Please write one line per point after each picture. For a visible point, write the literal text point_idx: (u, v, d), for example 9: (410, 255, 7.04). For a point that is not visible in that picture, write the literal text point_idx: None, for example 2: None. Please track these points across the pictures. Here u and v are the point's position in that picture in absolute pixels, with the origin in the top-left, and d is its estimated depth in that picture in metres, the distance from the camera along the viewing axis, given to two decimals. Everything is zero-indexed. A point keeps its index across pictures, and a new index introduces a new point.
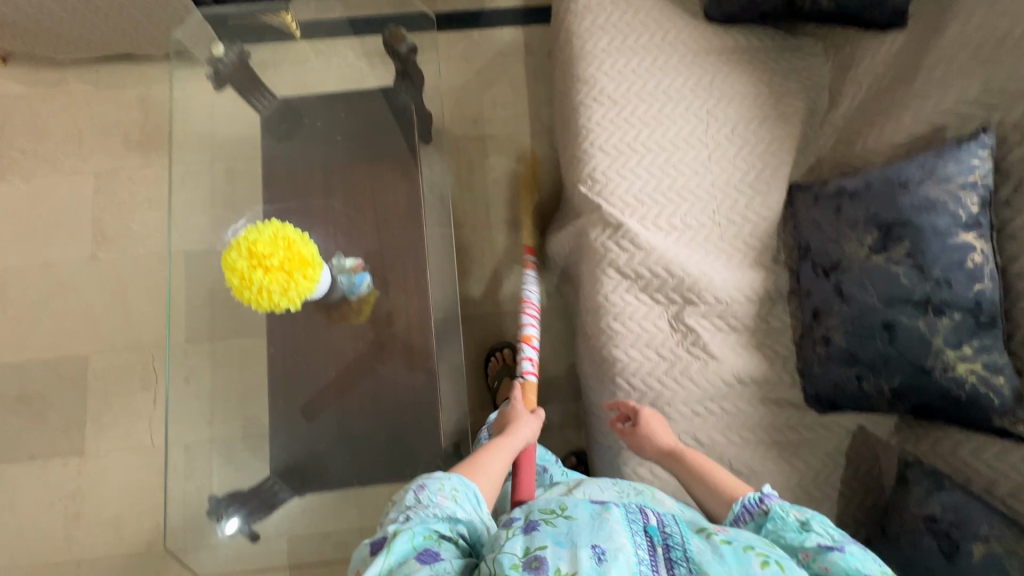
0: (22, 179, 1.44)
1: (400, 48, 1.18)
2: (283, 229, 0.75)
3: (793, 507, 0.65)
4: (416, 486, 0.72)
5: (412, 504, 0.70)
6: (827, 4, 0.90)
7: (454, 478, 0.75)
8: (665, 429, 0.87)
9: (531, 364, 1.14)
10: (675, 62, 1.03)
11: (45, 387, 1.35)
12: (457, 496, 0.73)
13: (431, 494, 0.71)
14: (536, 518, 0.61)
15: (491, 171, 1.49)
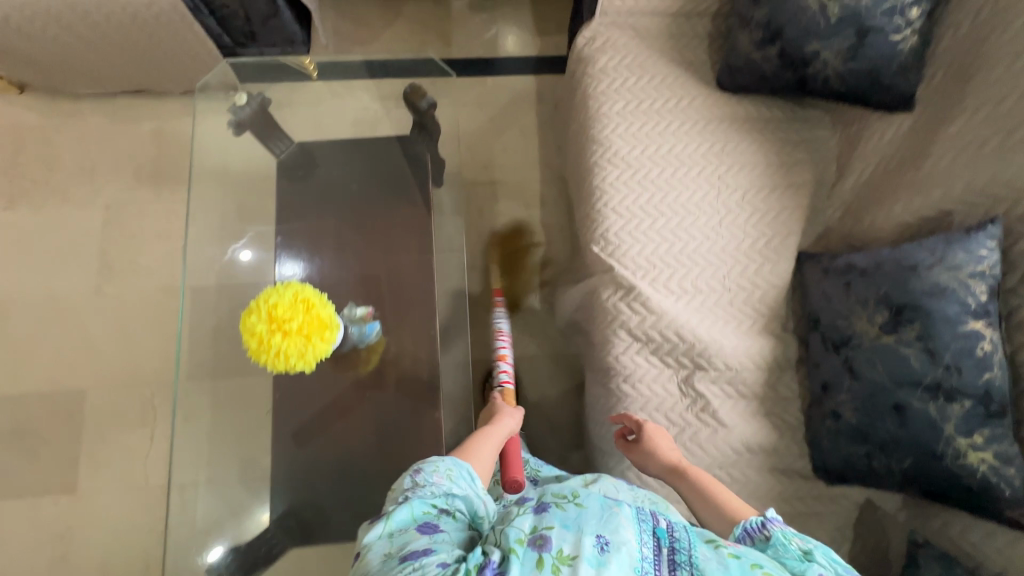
0: (32, 209, 1.44)
1: (421, 104, 1.22)
2: (302, 290, 0.76)
3: (797, 535, 0.62)
4: (412, 469, 0.74)
5: (412, 484, 0.72)
6: (837, 85, 0.91)
7: (448, 458, 0.76)
8: (670, 446, 0.86)
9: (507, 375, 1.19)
10: (688, 129, 1.06)
11: (40, 422, 1.33)
12: (453, 474, 0.74)
13: (428, 475, 0.73)
14: (549, 503, 0.66)
15: (501, 216, 1.51)
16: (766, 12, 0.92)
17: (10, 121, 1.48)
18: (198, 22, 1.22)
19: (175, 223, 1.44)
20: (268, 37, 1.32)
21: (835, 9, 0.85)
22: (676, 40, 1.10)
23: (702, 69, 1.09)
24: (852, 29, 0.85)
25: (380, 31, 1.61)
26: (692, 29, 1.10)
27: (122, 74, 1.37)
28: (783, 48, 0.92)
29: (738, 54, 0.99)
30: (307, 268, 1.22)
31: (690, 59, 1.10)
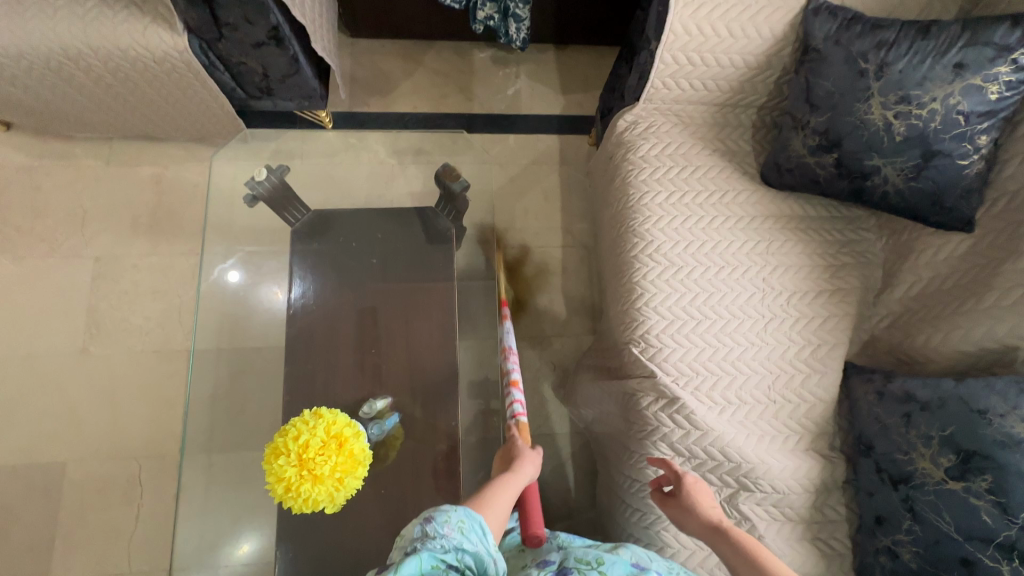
0: (14, 259, 1.33)
1: (454, 186, 1.20)
2: (334, 423, 0.70)
3: None
4: (422, 519, 0.70)
5: (420, 535, 0.68)
6: (895, 200, 0.88)
7: (460, 510, 0.72)
8: (711, 504, 0.82)
9: (521, 405, 1.10)
10: (732, 225, 1.01)
11: (11, 498, 1.21)
12: (463, 527, 0.70)
13: (438, 525, 0.68)
14: (571, 565, 0.77)
15: (519, 282, 1.44)
16: (825, 119, 0.88)
17: None
18: (211, 78, 1.13)
19: (172, 280, 1.35)
20: (284, 92, 1.23)
21: (902, 127, 0.82)
22: (719, 130, 1.06)
23: (746, 161, 1.05)
24: (917, 150, 0.82)
25: (399, 81, 1.54)
26: (737, 120, 1.07)
27: (123, 122, 1.28)
28: (841, 157, 0.89)
29: (790, 156, 0.95)
30: (319, 345, 1.14)
31: (734, 151, 1.06)
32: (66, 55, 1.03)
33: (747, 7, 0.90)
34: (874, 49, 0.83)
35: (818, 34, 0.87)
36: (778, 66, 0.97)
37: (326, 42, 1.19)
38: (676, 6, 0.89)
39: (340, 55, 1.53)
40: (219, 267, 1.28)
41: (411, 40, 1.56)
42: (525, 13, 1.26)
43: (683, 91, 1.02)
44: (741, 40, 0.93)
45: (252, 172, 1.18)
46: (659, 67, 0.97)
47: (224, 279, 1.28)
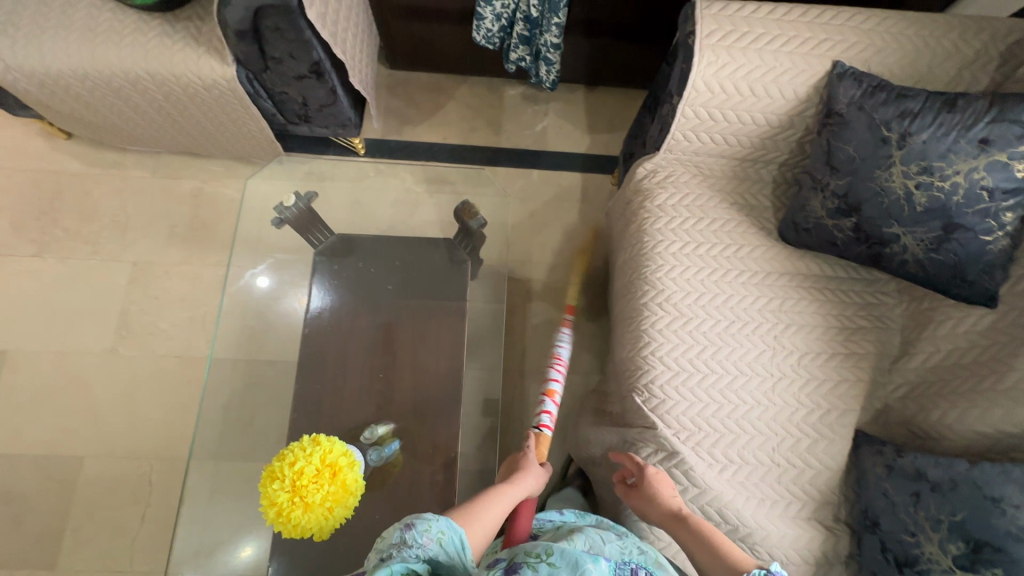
0: (59, 258, 1.41)
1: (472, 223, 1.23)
2: (335, 453, 0.72)
3: None
4: (403, 523, 0.67)
5: (398, 542, 0.66)
6: (914, 269, 0.87)
7: (443, 519, 0.69)
8: (671, 493, 0.84)
9: (549, 419, 1.07)
10: (746, 279, 1.01)
11: (30, 487, 1.27)
12: (443, 540, 0.68)
13: (417, 535, 0.66)
14: (520, 560, 0.67)
15: (532, 316, 1.45)
16: (844, 183, 0.88)
17: (51, 166, 1.47)
18: (254, 105, 1.19)
19: (200, 289, 1.41)
20: (320, 119, 1.29)
21: (923, 198, 0.81)
22: (738, 184, 1.07)
23: (764, 216, 1.05)
24: (938, 222, 0.81)
25: (431, 113, 1.60)
26: (757, 174, 1.07)
27: (170, 139, 1.37)
28: (860, 223, 0.88)
29: (808, 216, 0.94)
30: (330, 364, 1.17)
31: (753, 205, 1.06)
32: (125, 78, 1.11)
33: (772, 68, 0.90)
34: (898, 118, 0.82)
35: (842, 98, 0.87)
36: (800, 126, 0.97)
37: (361, 74, 1.25)
38: (699, 64, 0.90)
39: (377, 85, 1.60)
40: (248, 273, 1.36)
41: (445, 75, 1.62)
42: (555, 58, 1.29)
43: (704, 144, 1.02)
44: (763, 99, 0.93)
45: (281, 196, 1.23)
46: (680, 120, 0.98)
47: (252, 285, 1.36)
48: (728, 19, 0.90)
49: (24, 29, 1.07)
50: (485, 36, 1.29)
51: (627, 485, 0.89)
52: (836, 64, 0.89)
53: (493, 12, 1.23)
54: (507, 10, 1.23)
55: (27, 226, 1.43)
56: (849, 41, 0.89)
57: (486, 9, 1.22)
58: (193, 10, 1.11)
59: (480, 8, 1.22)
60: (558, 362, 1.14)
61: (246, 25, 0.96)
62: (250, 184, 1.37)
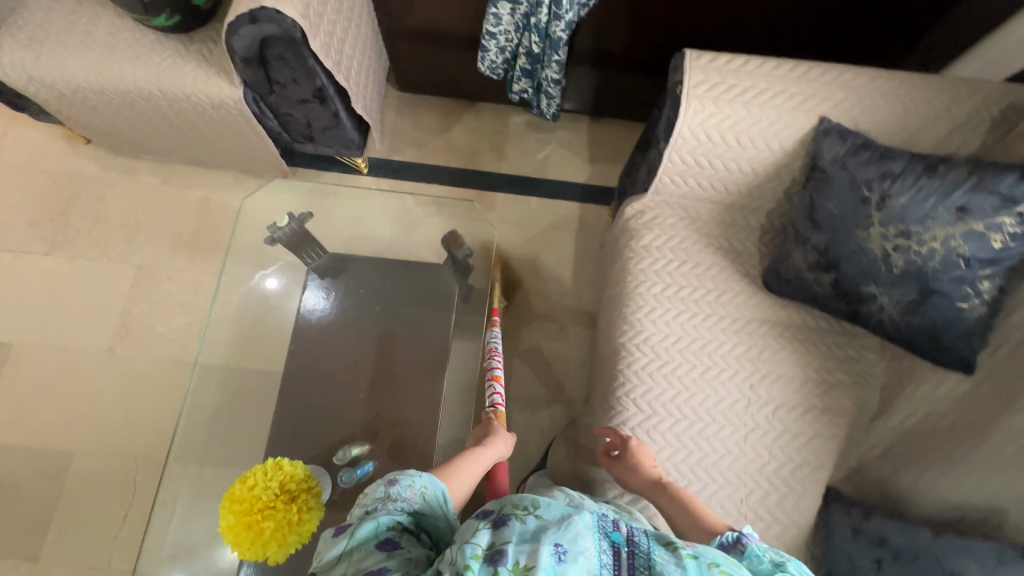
0: (69, 258, 1.47)
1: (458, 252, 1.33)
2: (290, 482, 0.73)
3: (770, 550, 0.67)
4: (387, 480, 0.74)
5: (383, 496, 0.72)
6: (891, 329, 0.86)
7: (425, 476, 0.76)
8: (653, 463, 0.88)
9: (501, 396, 1.15)
10: (727, 325, 1.01)
11: (22, 478, 1.31)
12: (426, 493, 0.75)
13: (401, 489, 0.73)
14: (508, 513, 0.68)
15: (520, 342, 1.46)
16: (825, 239, 0.88)
17: (69, 169, 1.54)
18: (261, 124, 1.24)
19: (200, 295, 1.45)
20: (324, 140, 1.33)
21: (900, 261, 0.81)
22: (725, 229, 1.07)
23: (749, 262, 1.05)
24: (915, 285, 0.81)
25: (435, 135, 1.63)
26: (744, 220, 1.07)
27: (181, 151, 1.42)
28: (839, 279, 0.88)
29: (789, 267, 0.94)
30: None
31: (738, 250, 1.06)
32: (139, 93, 1.16)
33: (757, 120, 0.91)
34: (880, 179, 0.82)
35: (827, 154, 0.87)
36: (787, 177, 0.98)
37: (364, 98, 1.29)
38: (686, 113, 0.91)
39: (385, 106, 1.64)
40: (257, 275, 1.40)
41: (452, 99, 1.66)
42: (556, 92, 1.31)
43: (692, 189, 1.03)
44: (749, 150, 0.94)
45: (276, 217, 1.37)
46: (667, 165, 0.99)
47: (259, 285, 1.40)
48: (716, 71, 0.91)
49: (49, 44, 1.13)
50: (489, 66, 1.32)
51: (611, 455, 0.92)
52: (822, 120, 0.89)
53: (497, 45, 1.26)
54: (511, 44, 1.25)
55: (42, 225, 1.49)
56: (836, 97, 0.90)
57: (491, 42, 1.25)
58: (208, 32, 1.16)
59: (485, 41, 1.24)
60: (495, 352, 1.22)
61: (253, 53, 1.00)
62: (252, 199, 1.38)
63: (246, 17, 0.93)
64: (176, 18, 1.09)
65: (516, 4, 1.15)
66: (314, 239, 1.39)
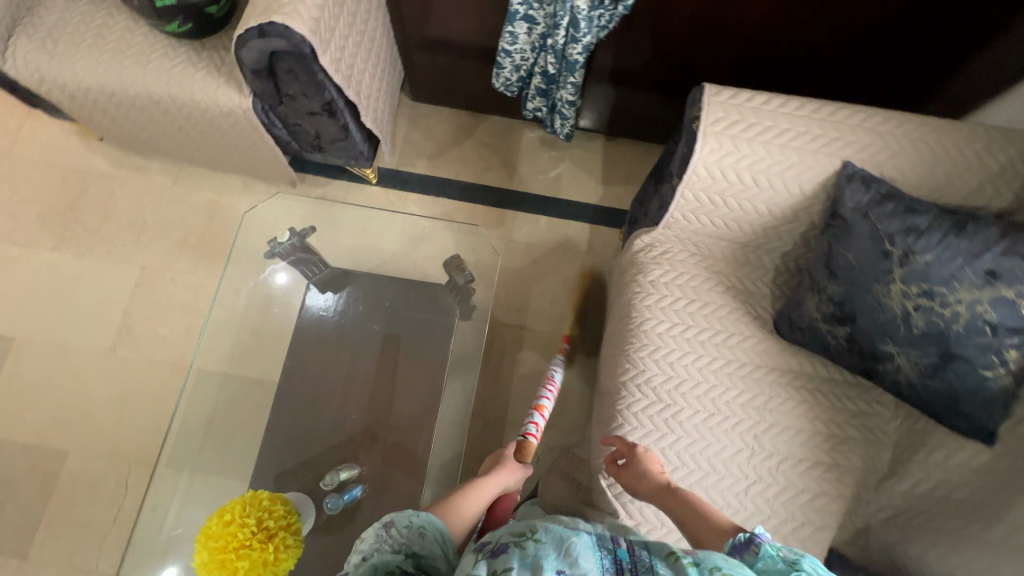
0: (76, 255, 1.47)
1: (459, 278, 1.33)
2: (267, 519, 0.75)
3: (785, 549, 0.61)
4: (380, 523, 0.70)
5: (380, 539, 0.68)
6: (907, 391, 0.82)
7: (421, 515, 0.72)
8: (660, 467, 0.85)
9: (536, 428, 1.04)
10: (734, 370, 0.97)
11: (16, 474, 1.31)
12: (424, 533, 0.71)
13: (399, 530, 0.69)
14: (506, 541, 0.63)
15: (521, 365, 1.43)
16: (841, 290, 0.83)
17: (81, 165, 1.54)
18: (269, 133, 1.22)
19: (202, 299, 1.45)
20: (332, 150, 1.31)
21: (921, 321, 0.77)
22: (738, 268, 1.03)
23: (760, 304, 1.01)
24: (934, 348, 0.77)
25: (447, 147, 1.61)
26: (758, 260, 1.03)
27: (190, 154, 1.41)
28: (855, 333, 0.83)
29: (803, 315, 0.90)
30: None
31: (750, 291, 1.02)
32: (149, 98, 1.16)
33: (777, 162, 0.87)
34: (903, 233, 0.78)
35: (848, 202, 0.83)
36: (805, 220, 0.93)
37: (374, 111, 1.27)
38: (702, 150, 0.87)
39: (398, 116, 1.62)
40: (269, 269, 1.38)
41: (466, 111, 1.63)
42: (570, 114, 1.28)
43: (705, 226, 1.00)
44: (767, 191, 0.90)
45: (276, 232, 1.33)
46: (679, 201, 0.95)
47: (269, 280, 1.38)
48: (735, 108, 0.87)
49: (62, 45, 1.12)
50: (504, 83, 1.29)
51: (617, 464, 0.88)
52: (845, 165, 0.85)
53: (512, 63, 1.22)
54: (527, 63, 1.22)
55: (51, 220, 1.49)
56: (862, 142, 0.85)
57: (506, 60, 1.21)
58: (220, 40, 1.15)
59: (500, 58, 1.21)
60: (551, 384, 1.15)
61: (261, 65, 0.98)
62: (258, 209, 1.37)
63: (255, 31, 0.91)
64: (189, 25, 1.08)
65: (534, 24, 1.12)
66: (315, 254, 1.37)
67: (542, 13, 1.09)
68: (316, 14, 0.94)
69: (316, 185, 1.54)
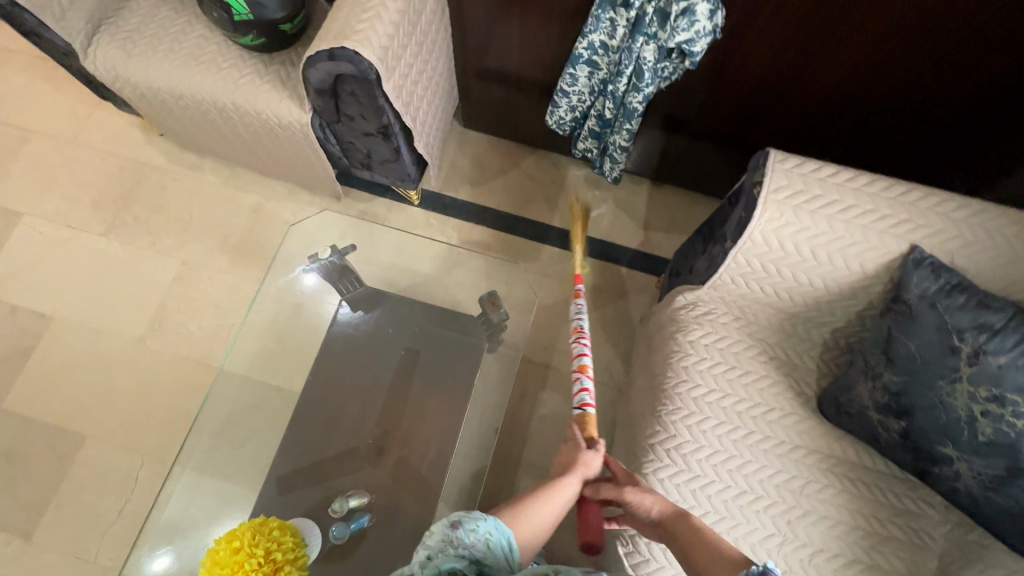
0: (122, 243, 1.51)
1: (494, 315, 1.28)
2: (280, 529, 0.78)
3: None
4: (451, 522, 0.71)
5: (447, 538, 0.70)
6: (965, 498, 0.78)
7: (488, 522, 0.72)
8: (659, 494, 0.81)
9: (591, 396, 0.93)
10: (771, 447, 0.91)
11: (33, 452, 1.32)
12: (489, 540, 0.71)
13: (465, 534, 0.71)
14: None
15: (542, 405, 1.39)
16: (900, 379, 0.79)
17: (139, 157, 1.59)
18: (322, 148, 1.24)
19: (235, 299, 1.46)
20: (382, 171, 1.33)
21: (988, 428, 0.73)
22: (783, 338, 0.98)
23: (805, 379, 0.96)
24: (1003, 460, 0.73)
25: (492, 176, 1.61)
26: (806, 332, 0.97)
27: (243, 158, 1.44)
28: (910, 430, 0.79)
29: (853, 400, 0.85)
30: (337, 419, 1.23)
31: (795, 364, 0.97)
32: (213, 103, 1.19)
33: (839, 238, 0.83)
34: (974, 330, 0.74)
35: (914, 289, 0.79)
36: (862, 299, 0.89)
37: (427, 136, 1.28)
38: (761, 217, 0.84)
39: (448, 140, 1.63)
40: (303, 269, 1.36)
41: (515, 143, 1.64)
42: (621, 159, 1.26)
43: (753, 292, 0.96)
44: (825, 266, 0.86)
45: (319, 248, 1.36)
46: (730, 265, 0.92)
47: (298, 279, 1.37)
48: (801, 177, 0.84)
49: (140, 46, 1.17)
50: (557, 121, 1.29)
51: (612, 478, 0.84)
52: (913, 249, 0.81)
53: (568, 103, 1.22)
54: (583, 104, 1.22)
55: (104, 207, 1.54)
56: (933, 226, 0.81)
57: (563, 100, 1.21)
58: (288, 55, 1.18)
59: (557, 97, 1.21)
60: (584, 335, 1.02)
61: (325, 85, 1.00)
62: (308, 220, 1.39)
63: (325, 54, 0.93)
64: (261, 39, 1.11)
65: (596, 69, 1.12)
66: (353, 272, 1.36)
67: (606, 59, 1.09)
68: (386, 43, 0.96)
69: (359, 200, 1.56)
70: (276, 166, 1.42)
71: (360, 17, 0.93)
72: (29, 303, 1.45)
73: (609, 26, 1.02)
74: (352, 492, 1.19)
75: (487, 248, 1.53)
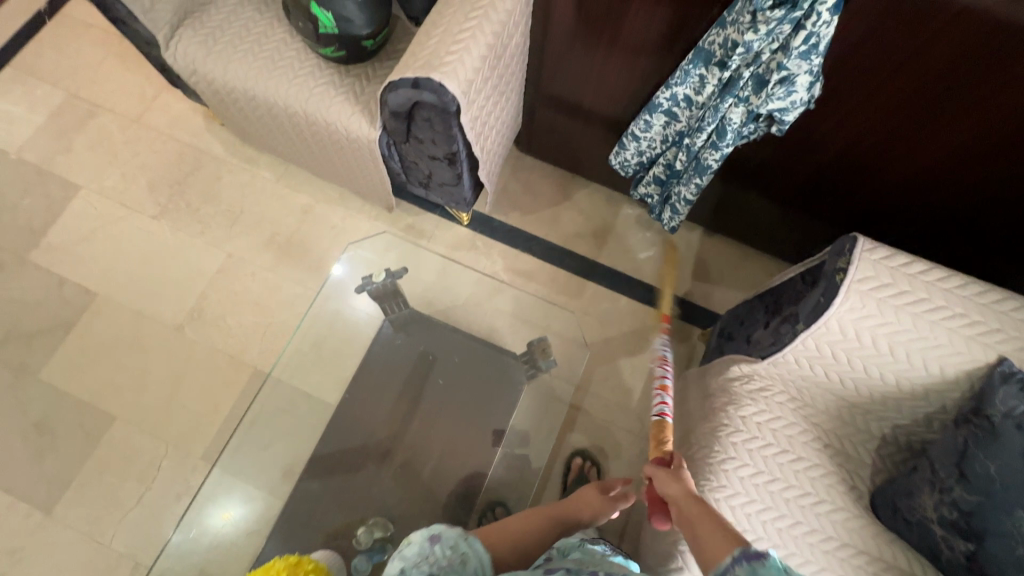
0: (172, 228, 1.52)
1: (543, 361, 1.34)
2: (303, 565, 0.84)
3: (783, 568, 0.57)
4: (430, 534, 0.73)
5: (424, 554, 0.72)
6: None
7: (466, 542, 0.74)
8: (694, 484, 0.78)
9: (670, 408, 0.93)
10: (819, 543, 0.86)
11: (63, 427, 1.34)
12: (465, 560, 0.73)
13: (443, 549, 0.73)
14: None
15: (568, 447, 1.36)
16: (973, 499, 0.75)
17: (198, 144, 1.61)
18: (384, 165, 1.23)
19: (275, 298, 1.46)
20: (438, 192, 1.31)
21: None
22: (839, 427, 0.94)
23: (858, 473, 0.92)
24: None
25: (543, 204, 1.59)
26: (864, 424, 0.93)
27: (302, 161, 1.44)
28: (978, 553, 0.75)
29: (913, 508, 0.82)
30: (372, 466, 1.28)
31: (849, 455, 0.93)
32: (284, 108, 1.19)
33: (923, 338, 0.80)
34: None
35: (998, 405, 0.75)
36: (936, 403, 0.85)
37: (490, 164, 1.27)
38: (841, 306, 0.81)
39: (503, 163, 1.62)
40: (355, 289, 1.34)
41: (570, 174, 1.61)
42: (682, 211, 1.22)
43: (816, 376, 0.91)
44: (902, 364, 0.83)
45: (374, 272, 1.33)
46: (797, 347, 0.88)
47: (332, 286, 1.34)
48: (889, 271, 0.80)
49: (221, 43, 1.18)
50: (622, 163, 1.25)
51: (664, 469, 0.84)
52: (1002, 360, 0.77)
53: (637, 147, 1.19)
54: (652, 151, 1.19)
55: (159, 190, 1.56)
56: None
57: (632, 143, 1.18)
58: (365, 69, 1.18)
59: (627, 140, 1.18)
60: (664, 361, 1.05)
61: (403, 108, 0.98)
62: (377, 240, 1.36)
63: (409, 80, 0.92)
64: (342, 52, 1.11)
65: (673, 120, 1.09)
66: (401, 295, 1.37)
67: (687, 112, 1.06)
68: (472, 76, 0.95)
69: (409, 214, 1.55)
70: (335, 173, 1.42)
71: (450, 49, 0.92)
72: (76, 277, 1.47)
73: (698, 82, 0.99)
74: (373, 521, 1.22)
75: (530, 278, 1.52)
